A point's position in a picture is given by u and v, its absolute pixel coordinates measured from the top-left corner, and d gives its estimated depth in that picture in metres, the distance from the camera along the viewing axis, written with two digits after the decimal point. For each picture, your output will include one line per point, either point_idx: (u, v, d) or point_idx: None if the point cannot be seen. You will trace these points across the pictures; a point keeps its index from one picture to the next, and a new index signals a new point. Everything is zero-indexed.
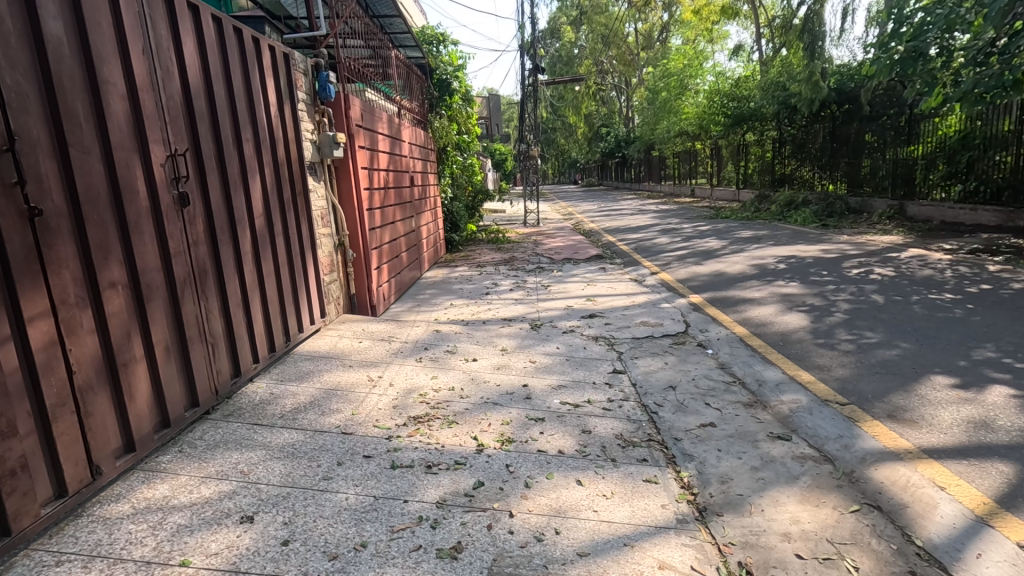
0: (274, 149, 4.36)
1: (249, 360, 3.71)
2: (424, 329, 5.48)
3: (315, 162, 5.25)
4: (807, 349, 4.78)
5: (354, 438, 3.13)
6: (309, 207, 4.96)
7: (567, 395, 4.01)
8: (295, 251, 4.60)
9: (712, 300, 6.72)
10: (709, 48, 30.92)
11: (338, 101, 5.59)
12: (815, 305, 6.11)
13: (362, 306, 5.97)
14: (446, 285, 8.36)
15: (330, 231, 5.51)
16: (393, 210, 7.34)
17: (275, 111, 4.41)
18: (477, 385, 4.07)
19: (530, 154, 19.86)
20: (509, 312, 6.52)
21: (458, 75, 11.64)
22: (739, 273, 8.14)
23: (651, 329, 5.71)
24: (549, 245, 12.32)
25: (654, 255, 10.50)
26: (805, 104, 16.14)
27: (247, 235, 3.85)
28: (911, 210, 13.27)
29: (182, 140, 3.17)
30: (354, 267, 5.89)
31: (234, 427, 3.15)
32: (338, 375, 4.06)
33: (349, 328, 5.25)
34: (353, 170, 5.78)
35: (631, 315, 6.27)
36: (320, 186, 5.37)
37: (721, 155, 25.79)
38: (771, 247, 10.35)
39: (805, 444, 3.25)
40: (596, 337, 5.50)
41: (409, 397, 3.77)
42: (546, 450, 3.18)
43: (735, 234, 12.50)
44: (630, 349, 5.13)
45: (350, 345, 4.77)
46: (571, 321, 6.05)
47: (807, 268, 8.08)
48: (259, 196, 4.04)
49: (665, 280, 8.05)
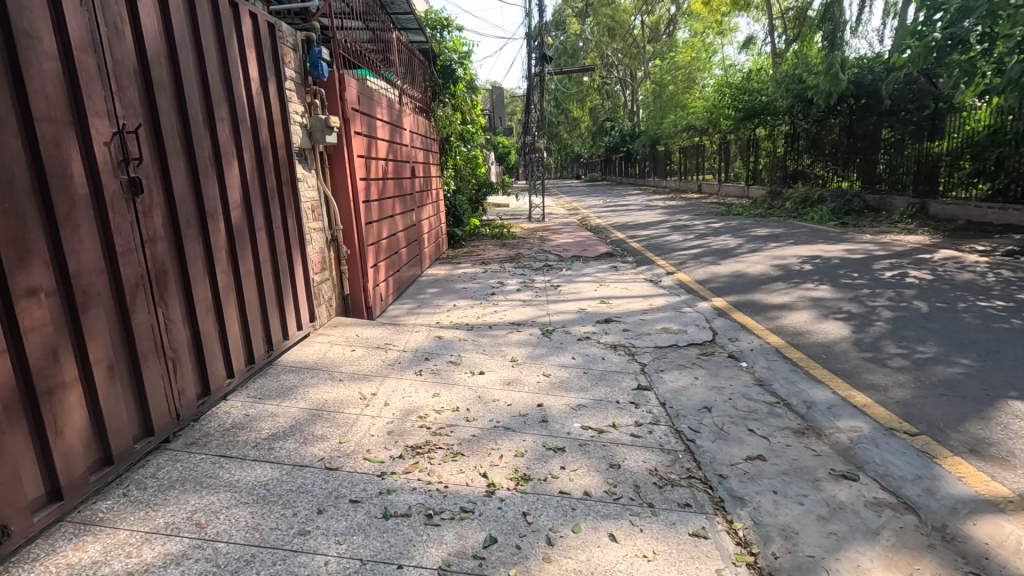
0: (257, 130, 3.81)
1: (221, 375, 3.19)
2: (424, 335, 4.96)
3: (305, 148, 4.70)
4: (854, 364, 4.26)
5: (340, 476, 2.61)
6: (297, 198, 4.41)
7: (589, 417, 3.48)
8: (280, 246, 4.06)
9: (738, 305, 6.18)
10: (718, 41, 30.22)
11: (332, 82, 5.05)
12: (852, 312, 5.56)
13: (357, 308, 5.45)
14: (448, 284, 7.84)
15: (321, 225, 4.97)
16: (391, 203, 6.78)
17: (258, 87, 3.87)
18: (484, 405, 3.55)
19: (534, 147, 19.24)
20: (516, 316, 5.99)
21: (463, 62, 11.09)
22: (761, 274, 7.59)
23: (674, 337, 5.17)
24: (556, 242, 11.75)
25: (668, 253, 9.95)
26: (822, 98, 15.47)
27: (221, 229, 3.31)
28: (934, 208, 12.69)
29: (135, 114, 2.63)
30: (349, 265, 5.36)
31: (196, 460, 2.62)
32: (326, 391, 3.54)
33: (342, 333, 4.73)
34: (347, 157, 5.24)
35: (651, 320, 5.73)
36: (312, 174, 4.82)
37: (730, 150, 25.11)
38: (791, 247, 9.78)
39: (877, 486, 2.72)
40: (615, 346, 4.97)
41: (406, 420, 3.25)
42: (570, 491, 2.66)
43: (751, 232, 11.94)
44: (654, 360, 4.61)
45: (341, 353, 4.25)
46: (586, 327, 5.52)
47: (835, 270, 7.52)
48: (236, 184, 3.49)
49: (683, 281, 7.50)
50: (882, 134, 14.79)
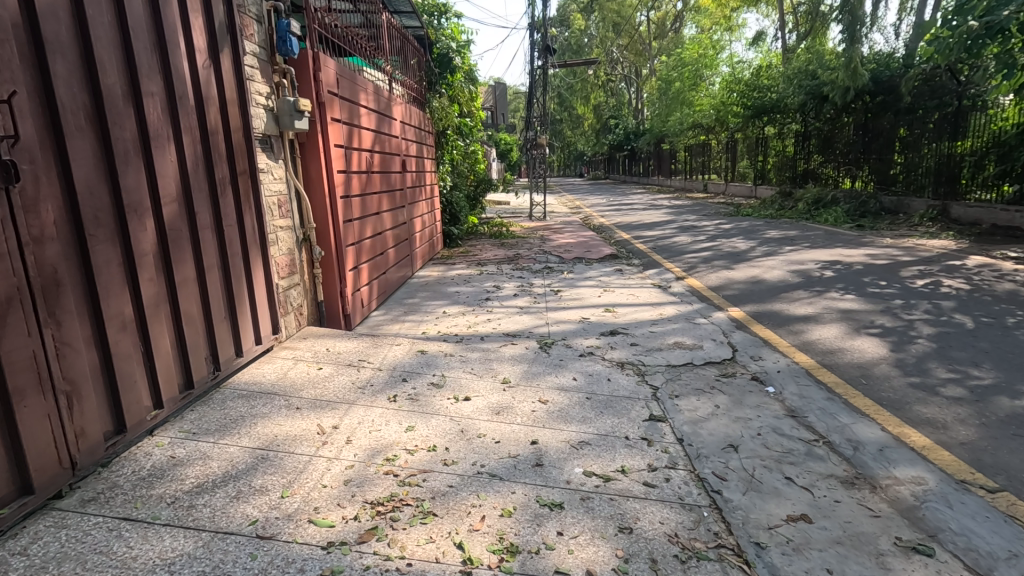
0: (204, 109, 3.23)
1: (142, 407, 2.61)
2: (405, 348, 4.36)
3: (270, 134, 4.11)
4: (902, 391, 3.66)
5: (273, 549, 2.03)
6: (258, 192, 3.83)
7: (593, 459, 2.90)
8: (234, 249, 3.49)
9: (757, 316, 5.59)
10: (726, 37, 29.52)
11: (303, 60, 4.47)
12: (888, 327, 4.95)
13: (333, 316, 4.87)
14: (439, 287, 7.24)
15: (290, 223, 4.38)
16: (377, 199, 6.19)
17: (207, 59, 3.28)
18: (466, 443, 2.96)
19: (536, 143, 18.60)
20: (511, 327, 5.39)
21: (461, 51, 10.47)
22: (780, 281, 6.97)
23: (688, 355, 4.58)
24: (557, 242, 11.15)
25: (676, 256, 9.33)
26: (838, 94, 14.81)
27: (149, 229, 2.72)
28: (955, 211, 12.05)
29: (13, 79, 2.04)
30: (323, 268, 4.78)
31: (90, 527, 2.05)
32: (277, 423, 2.95)
33: (311, 347, 4.14)
34: (321, 146, 4.67)
35: (661, 333, 5.13)
36: (279, 165, 4.23)
37: (737, 148, 24.45)
38: (808, 250, 9.19)
39: (961, 566, 2.14)
40: (622, 365, 4.37)
41: (369, 464, 2.66)
42: (569, 570, 2.07)
43: (763, 234, 11.34)
44: (667, 383, 4.02)
45: (305, 372, 3.66)
46: (589, 340, 4.93)
47: (860, 277, 6.91)
48: (172, 172, 2.91)
49: (694, 288, 6.92)
50: (900, 133, 14.12)
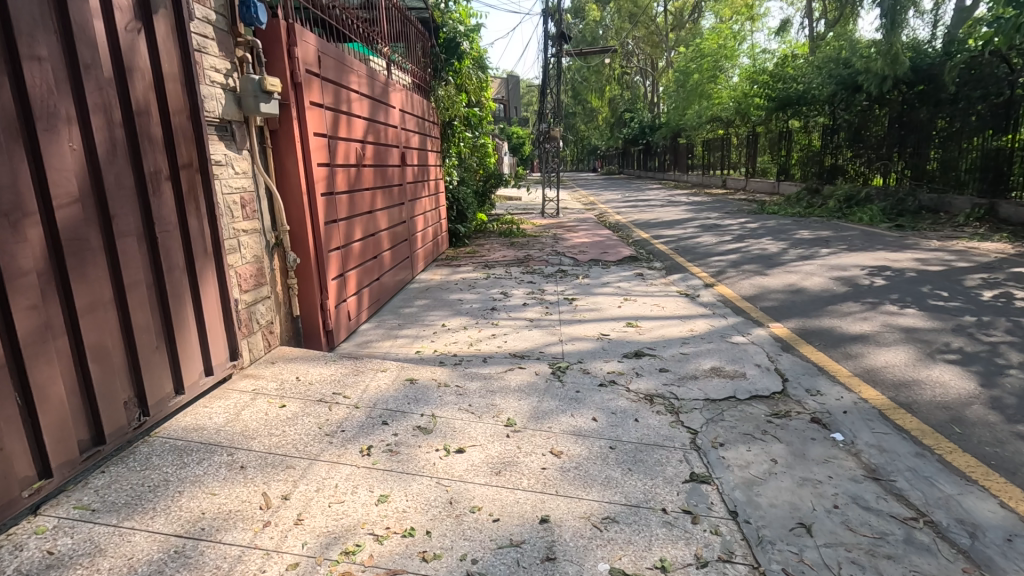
0: (128, 83, 2.53)
1: (14, 481, 1.94)
2: (391, 376, 3.65)
3: (230, 119, 3.42)
4: (1012, 447, 2.89)
5: None
6: (210, 188, 3.14)
7: (621, 549, 2.18)
8: (176, 260, 2.81)
9: (804, 334, 4.82)
10: (747, 27, 28.54)
11: (273, 32, 3.77)
12: (967, 352, 4.15)
13: (311, 334, 4.20)
14: (441, 294, 6.54)
15: (256, 226, 3.69)
16: (369, 195, 5.47)
17: (133, 20, 2.58)
18: (455, 522, 2.25)
19: (549, 136, 17.80)
20: (518, 345, 4.67)
21: (470, 35, 9.73)
22: (824, 290, 6.17)
23: (730, 386, 3.83)
24: (571, 242, 10.39)
25: (701, 258, 8.54)
26: (873, 83, 13.85)
27: (31, 242, 2.04)
28: (1004, 210, 11.08)
29: None
30: (300, 279, 4.10)
31: None
32: (209, 493, 2.26)
33: (277, 376, 3.46)
34: (298, 135, 3.98)
35: (694, 355, 4.38)
36: (242, 158, 3.54)
37: (758, 142, 23.44)
38: (847, 253, 8.36)
39: None
40: (651, 399, 3.64)
41: (321, 561, 1.96)
42: None
43: (794, 234, 10.50)
44: (709, 427, 3.27)
45: (263, 413, 2.97)
46: (610, 365, 4.19)
47: (916, 286, 6.10)
48: (72, 164, 2.23)
49: (727, 297, 6.15)
50: (940, 125, 13.16)
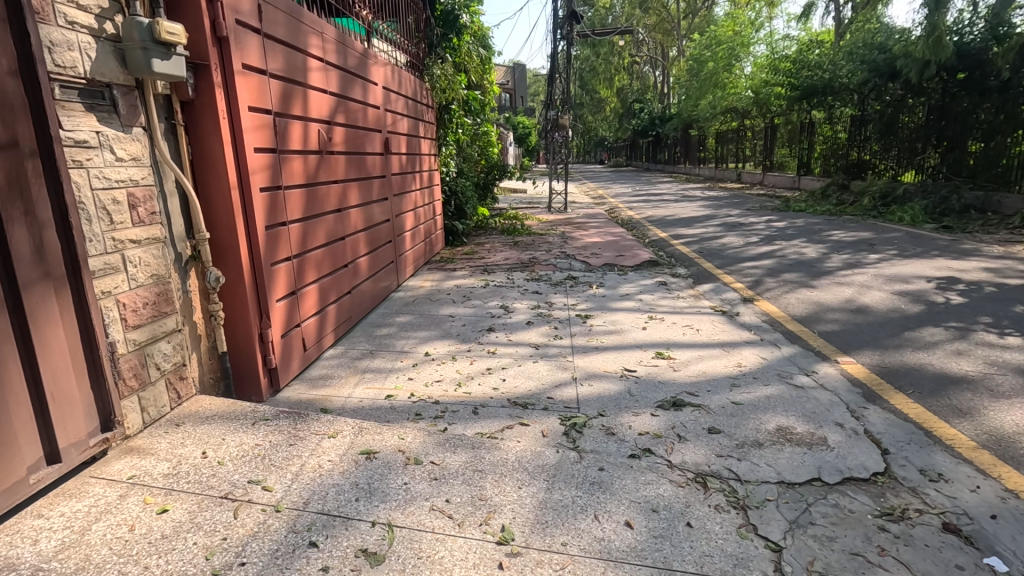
0: None
1: None
2: (341, 447, 2.61)
3: (105, 81, 2.37)
4: None
5: None
6: (59, 181, 2.10)
7: None
8: None
9: (889, 374, 3.75)
10: (764, 14, 27.22)
11: None
12: None
13: (245, 375, 3.17)
14: (429, 307, 5.50)
15: (157, 233, 2.65)
16: (337, 190, 4.41)
17: None
18: None
19: (558, 125, 16.71)
20: (520, 385, 3.63)
21: (470, 7, 8.63)
22: (891, 309, 5.10)
23: (812, 458, 2.78)
24: (581, 241, 9.33)
25: (732, 264, 7.45)
26: (912, 69, 12.61)
27: None
28: None
29: None
30: (230, 302, 3.07)
31: None
32: None
33: (174, 451, 2.42)
34: (225, 109, 2.93)
35: (751, 406, 3.33)
36: (132, 139, 2.50)
37: (777, 134, 22.15)
38: (901, 260, 7.27)
39: None
40: (704, 482, 2.59)
41: None
42: None
43: (831, 236, 9.39)
44: (797, 540, 2.21)
45: (124, 529, 1.94)
46: (640, 420, 3.15)
47: (1005, 306, 5.02)
48: None
49: (774, 317, 5.07)
50: (984, 117, 11.98)
